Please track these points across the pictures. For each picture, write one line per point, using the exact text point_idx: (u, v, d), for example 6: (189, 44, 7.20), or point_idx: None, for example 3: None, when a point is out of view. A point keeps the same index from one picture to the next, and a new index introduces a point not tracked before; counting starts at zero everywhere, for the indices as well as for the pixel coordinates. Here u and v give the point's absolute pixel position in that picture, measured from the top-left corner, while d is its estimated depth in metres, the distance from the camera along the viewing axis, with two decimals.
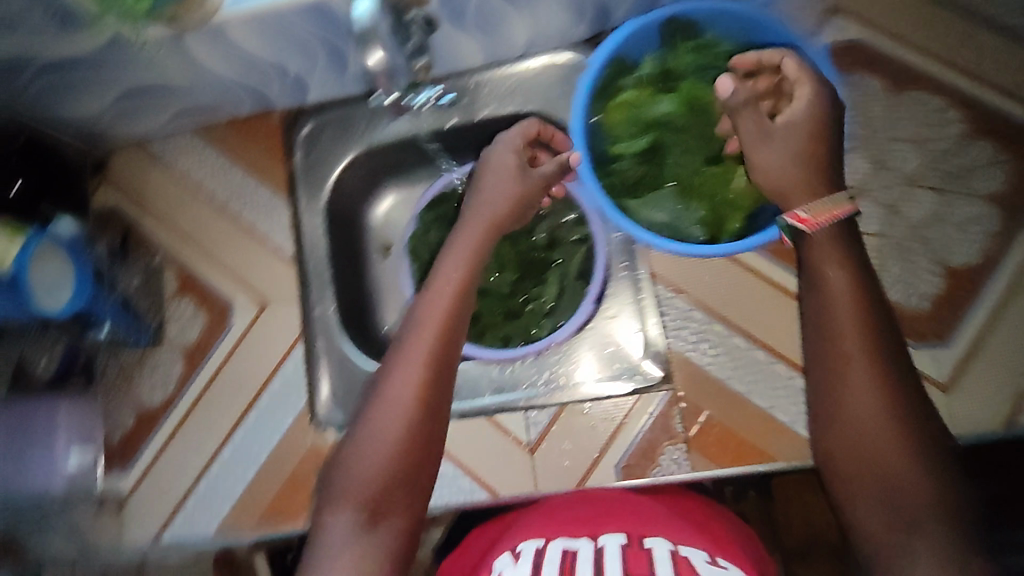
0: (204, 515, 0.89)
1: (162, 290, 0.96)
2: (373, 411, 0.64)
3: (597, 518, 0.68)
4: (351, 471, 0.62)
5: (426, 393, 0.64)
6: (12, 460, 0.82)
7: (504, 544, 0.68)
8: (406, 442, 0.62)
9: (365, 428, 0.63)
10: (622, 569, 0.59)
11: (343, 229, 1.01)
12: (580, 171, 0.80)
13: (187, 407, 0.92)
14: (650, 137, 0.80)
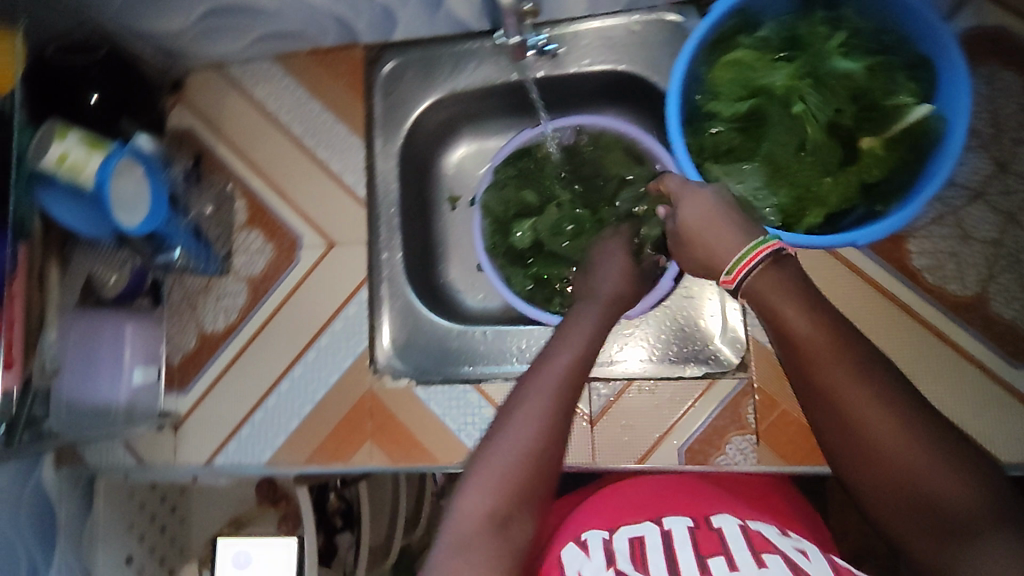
0: (258, 445, 0.90)
1: (231, 218, 0.95)
2: (511, 425, 0.59)
3: (655, 505, 0.67)
4: (468, 508, 0.55)
5: (552, 439, 0.58)
6: (78, 370, 0.80)
7: (564, 537, 0.65)
8: (531, 488, 0.56)
9: (485, 466, 0.57)
10: (699, 552, 0.56)
11: (416, 175, 0.99)
12: (670, 127, 0.69)
13: (248, 336, 0.92)
14: (753, 104, 0.69)
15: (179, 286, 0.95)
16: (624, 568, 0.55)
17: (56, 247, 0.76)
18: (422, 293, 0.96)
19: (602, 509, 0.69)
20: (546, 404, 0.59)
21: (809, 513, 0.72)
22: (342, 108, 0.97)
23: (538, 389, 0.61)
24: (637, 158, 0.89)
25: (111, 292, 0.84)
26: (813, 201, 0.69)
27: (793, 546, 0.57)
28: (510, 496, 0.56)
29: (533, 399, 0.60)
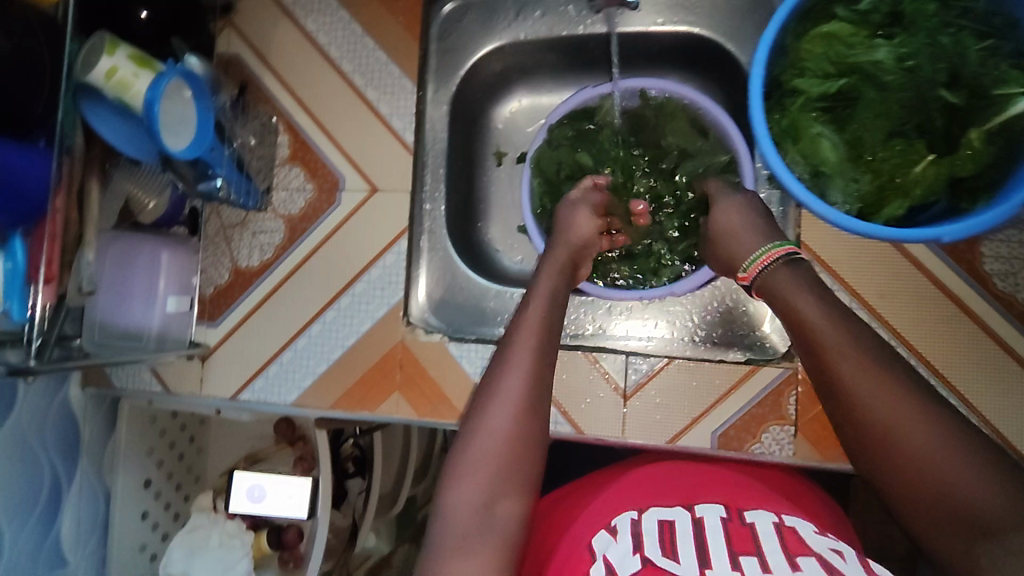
0: (284, 385, 0.89)
1: (274, 152, 0.91)
2: (484, 412, 0.61)
3: (687, 494, 0.68)
4: (462, 468, 0.60)
5: (530, 396, 0.62)
6: (113, 290, 0.80)
7: (593, 519, 0.66)
8: (515, 442, 0.60)
9: (472, 430, 0.61)
10: (725, 541, 0.57)
11: (465, 125, 0.97)
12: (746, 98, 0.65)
13: (282, 275, 0.90)
14: (844, 83, 0.66)
15: (216, 219, 0.93)
16: (650, 555, 0.55)
17: (97, 165, 0.74)
18: (459, 248, 0.94)
19: (628, 498, 0.70)
20: (517, 384, 0.62)
21: (830, 508, 0.73)
22: (397, 47, 0.90)
23: (507, 372, 0.63)
24: (700, 128, 0.86)
25: (150, 219, 0.85)
26: (893, 192, 0.66)
27: (829, 546, 0.57)
28: (492, 480, 0.59)
29: (506, 381, 0.62)
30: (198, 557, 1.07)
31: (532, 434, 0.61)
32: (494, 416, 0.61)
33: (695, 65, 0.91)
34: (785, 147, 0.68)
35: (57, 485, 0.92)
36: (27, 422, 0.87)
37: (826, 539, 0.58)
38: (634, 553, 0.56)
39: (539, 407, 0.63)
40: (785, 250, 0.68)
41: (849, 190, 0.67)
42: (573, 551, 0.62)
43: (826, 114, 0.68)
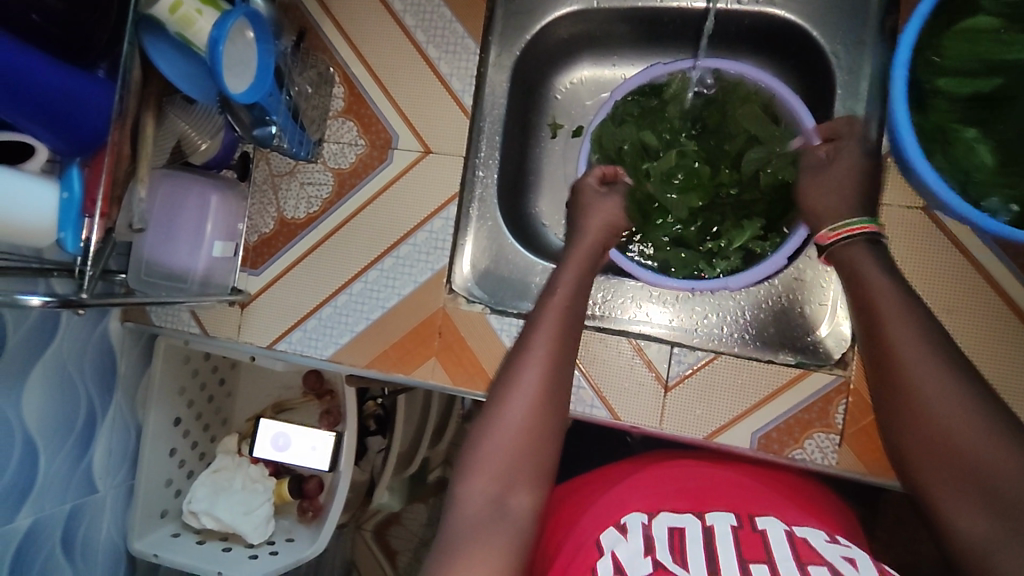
0: (321, 339, 0.89)
1: (328, 104, 0.89)
2: (502, 403, 0.60)
3: (698, 498, 0.67)
4: (483, 446, 0.58)
5: (552, 380, 0.61)
6: (159, 229, 0.80)
7: (603, 515, 0.64)
8: (534, 426, 0.59)
9: (493, 410, 0.60)
10: (736, 552, 0.55)
11: (526, 92, 0.94)
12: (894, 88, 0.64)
13: (327, 231, 0.89)
14: (997, 82, 0.66)
15: (266, 166, 0.91)
16: (660, 559, 0.54)
17: (154, 101, 0.71)
18: (509, 221, 0.92)
19: (641, 495, 0.68)
20: (537, 375, 0.60)
21: (851, 522, 0.71)
22: (462, 5, 0.87)
23: (526, 362, 0.61)
24: (773, 116, 0.82)
25: (201, 159, 0.84)
26: None
27: (841, 555, 0.55)
28: (506, 472, 0.57)
29: (524, 372, 0.61)
30: (221, 498, 1.10)
31: (547, 428, 0.60)
32: (510, 407, 0.59)
33: (775, 49, 0.86)
34: (934, 150, 0.68)
35: (92, 414, 0.94)
36: (67, 351, 0.88)
37: (838, 548, 0.57)
38: (645, 555, 0.55)
39: (557, 401, 0.61)
40: (866, 227, 0.64)
41: (997, 189, 0.66)
42: (579, 544, 0.61)
43: (965, 115, 0.68)
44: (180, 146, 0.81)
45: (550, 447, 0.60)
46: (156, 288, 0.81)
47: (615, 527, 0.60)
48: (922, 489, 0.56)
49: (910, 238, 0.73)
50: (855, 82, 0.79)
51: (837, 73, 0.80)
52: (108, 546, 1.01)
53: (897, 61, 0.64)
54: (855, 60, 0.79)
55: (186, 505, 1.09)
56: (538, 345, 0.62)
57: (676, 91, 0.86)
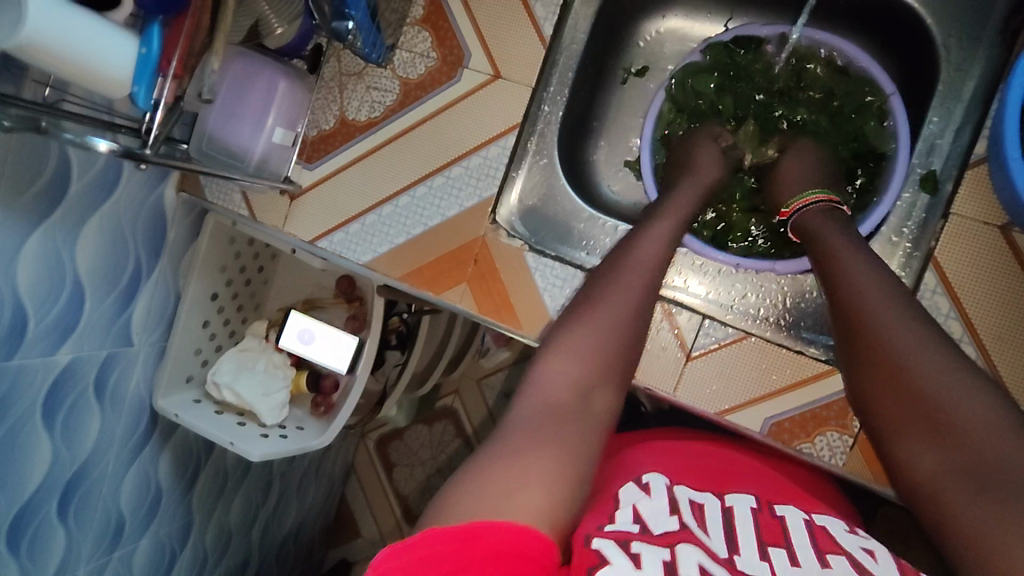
0: (365, 244, 0.90)
1: (407, 10, 0.87)
2: (552, 347, 0.58)
3: (719, 480, 0.66)
4: (533, 387, 0.56)
5: (611, 343, 0.58)
6: (226, 106, 0.82)
7: (622, 471, 0.65)
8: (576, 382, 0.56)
9: (545, 361, 0.57)
10: (755, 534, 0.55)
11: (611, 32, 0.90)
12: (1011, 97, 0.59)
13: (385, 138, 0.89)
14: None
15: (336, 63, 0.91)
16: (686, 521, 0.55)
17: None
18: (565, 164, 0.91)
19: (661, 462, 0.66)
20: (593, 330, 0.58)
21: (851, 513, 0.70)
22: None
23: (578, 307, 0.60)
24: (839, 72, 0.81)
25: (275, 45, 0.84)
26: None
27: (860, 545, 0.54)
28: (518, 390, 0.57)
29: (582, 327, 0.58)
30: (244, 375, 1.15)
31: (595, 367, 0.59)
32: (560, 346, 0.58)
33: (880, 32, 0.81)
34: None
35: (137, 272, 0.98)
36: (124, 207, 0.92)
37: (858, 538, 0.56)
38: (669, 513, 0.55)
39: (608, 365, 0.57)
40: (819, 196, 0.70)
41: None
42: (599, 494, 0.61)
43: None
44: (257, 28, 0.80)
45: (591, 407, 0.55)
46: (212, 160, 0.84)
47: (637, 483, 0.59)
48: (887, 429, 0.56)
49: (980, 257, 0.69)
50: (961, 81, 0.73)
51: (943, 67, 0.74)
52: (135, 398, 1.07)
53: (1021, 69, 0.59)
54: (967, 58, 0.73)
55: (211, 376, 1.15)
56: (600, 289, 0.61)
57: (767, 57, 0.84)
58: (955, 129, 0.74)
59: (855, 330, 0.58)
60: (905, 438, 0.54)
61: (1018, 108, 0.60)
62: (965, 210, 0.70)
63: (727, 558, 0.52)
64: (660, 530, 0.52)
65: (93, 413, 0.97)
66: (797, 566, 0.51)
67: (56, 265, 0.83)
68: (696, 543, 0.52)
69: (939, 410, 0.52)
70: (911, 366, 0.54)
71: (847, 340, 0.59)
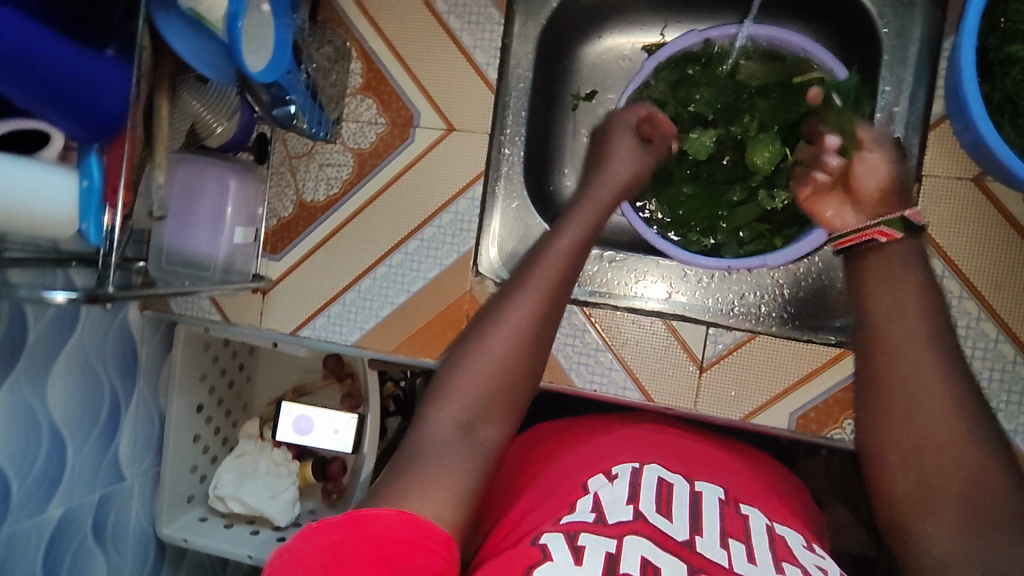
0: (348, 324, 0.87)
1: (345, 80, 0.85)
2: (480, 337, 0.61)
3: (693, 465, 0.66)
4: (468, 372, 0.58)
5: (536, 327, 0.61)
6: (181, 219, 0.78)
7: (594, 462, 0.65)
8: (509, 369, 0.59)
9: (477, 348, 0.60)
10: (720, 528, 0.56)
11: (552, 63, 0.90)
12: (962, 55, 0.60)
13: (348, 214, 0.87)
14: None
15: (283, 147, 0.89)
16: (643, 508, 0.56)
17: (166, 83, 0.68)
18: (535, 201, 0.89)
19: (628, 449, 0.67)
20: (523, 319, 0.61)
21: (802, 499, 0.73)
22: None
23: (515, 306, 0.62)
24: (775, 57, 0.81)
25: (218, 142, 0.82)
26: None
27: (814, 562, 0.55)
28: (483, 403, 0.58)
29: (509, 315, 0.61)
30: (247, 482, 1.10)
31: (523, 366, 0.60)
32: (492, 343, 0.60)
33: (816, 13, 0.82)
34: (1001, 124, 0.62)
35: (116, 403, 0.93)
36: (89, 341, 0.86)
37: (813, 556, 0.57)
38: (627, 502, 0.56)
39: (534, 348, 0.61)
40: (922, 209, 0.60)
41: None
42: (569, 484, 0.62)
43: None
44: (195, 130, 0.78)
45: (518, 392, 0.60)
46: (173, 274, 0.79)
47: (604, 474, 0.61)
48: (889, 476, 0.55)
49: (961, 214, 0.71)
50: (904, 47, 0.74)
51: (884, 37, 0.75)
52: (138, 532, 1.01)
53: (966, 29, 0.59)
54: (905, 23, 0.74)
55: (213, 490, 1.09)
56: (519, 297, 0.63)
57: (720, 57, 0.84)
58: (908, 94, 0.75)
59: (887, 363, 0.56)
60: (901, 479, 0.54)
61: (971, 64, 0.60)
62: (937, 170, 0.71)
63: (687, 541, 0.53)
64: (615, 519, 0.54)
65: (98, 558, 0.92)
66: (753, 562, 0.53)
67: (28, 419, 0.78)
68: (646, 533, 0.53)
69: (950, 473, 0.52)
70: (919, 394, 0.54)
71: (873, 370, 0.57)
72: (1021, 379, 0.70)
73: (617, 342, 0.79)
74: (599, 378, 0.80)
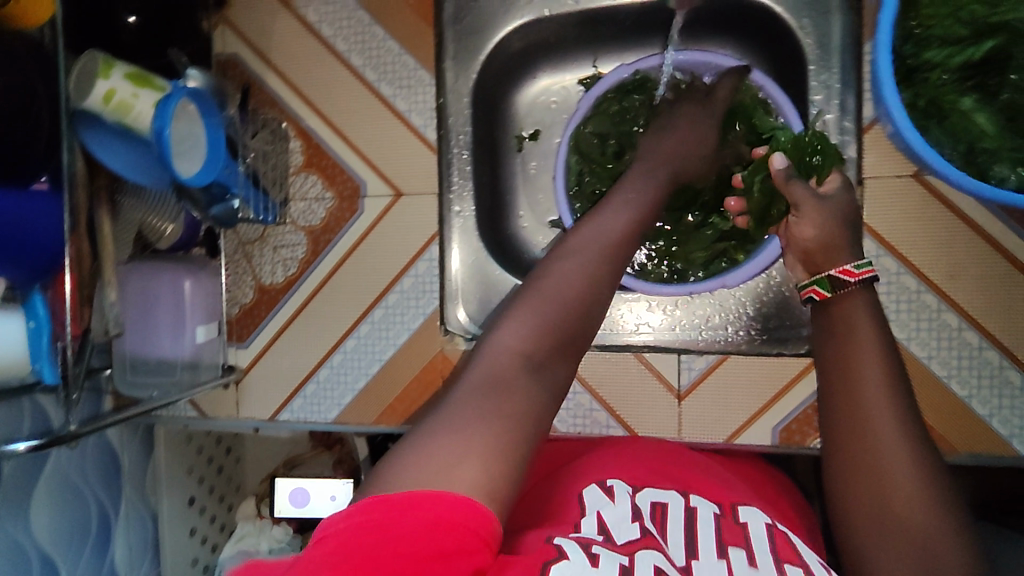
0: (326, 400, 0.86)
1: (286, 160, 0.85)
2: (538, 285, 0.55)
3: (685, 478, 0.66)
4: (525, 316, 0.53)
5: (594, 288, 0.56)
6: (142, 326, 0.77)
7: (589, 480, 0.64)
8: (569, 327, 0.54)
9: (534, 296, 0.55)
10: (717, 537, 0.56)
11: (490, 111, 0.90)
12: (879, 68, 0.60)
13: (309, 292, 0.86)
14: (992, 47, 0.59)
15: (234, 235, 0.88)
16: (648, 525, 0.55)
17: (106, 196, 0.70)
18: (492, 248, 0.88)
19: (628, 463, 0.67)
20: (582, 272, 0.56)
21: (792, 497, 0.74)
22: (409, 36, 0.82)
23: (573, 257, 0.57)
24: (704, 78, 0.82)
25: (168, 245, 0.80)
26: None
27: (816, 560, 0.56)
28: (542, 357, 0.52)
29: (569, 264, 0.56)
30: None
31: (582, 325, 0.55)
32: (552, 292, 0.55)
33: (738, 31, 0.83)
34: (929, 128, 0.62)
35: (104, 515, 0.91)
36: (67, 462, 0.85)
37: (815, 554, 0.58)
38: (632, 520, 0.55)
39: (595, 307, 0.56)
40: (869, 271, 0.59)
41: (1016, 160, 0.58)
42: (567, 506, 0.61)
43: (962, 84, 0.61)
44: (144, 234, 0.78)
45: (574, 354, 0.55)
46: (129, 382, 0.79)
47: (602, 489, 0.60)
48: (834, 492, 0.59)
49: (908, 212, 0.72)
50: (827, 53, 0.75)
51: (807, 47, 0.76)
52: None
53: (880, 42, 0.59)
54: (823, 31, 0.75)
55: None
56: (573, 264, 0.56)
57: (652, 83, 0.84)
58: (838, 99, 0.76)
59: (842, 381, 0.58)
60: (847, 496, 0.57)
61: (890, 75, 0.60)
62: (880, 171, 0.72)
63: (690, 563, 0.52)
64: (623, 539, 0.53)
65: None
66: (755, 566, 0.52)
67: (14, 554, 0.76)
68: (656, 548, 0.52)
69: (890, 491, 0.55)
70: (869, 405, 0.57)
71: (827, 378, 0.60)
72: (989, 363, 0.71)
73: (594, 382, 0.80)
74: (581, 419, 0.80)
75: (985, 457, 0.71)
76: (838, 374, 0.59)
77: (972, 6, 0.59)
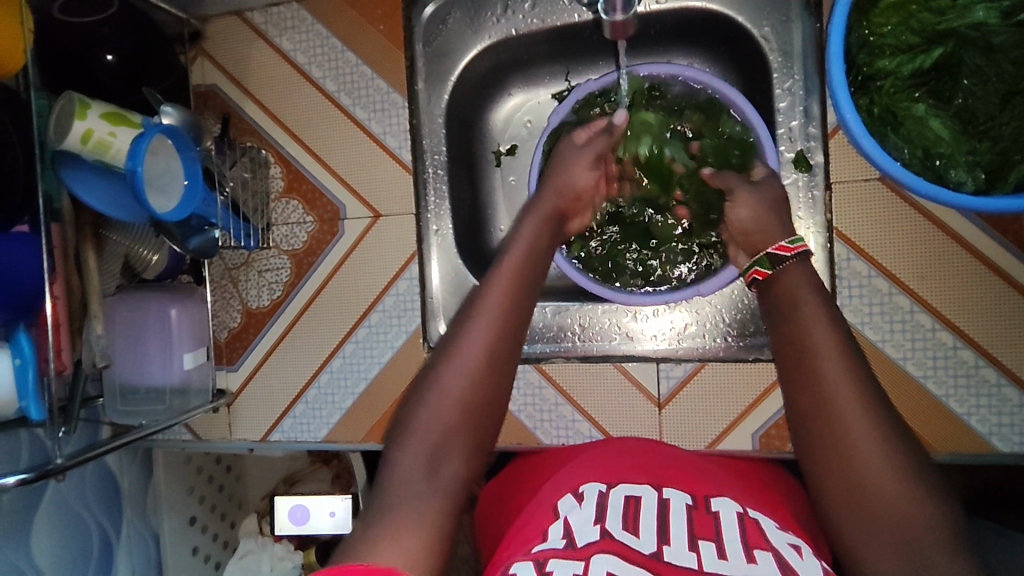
0: (316, 419, 0.88)
1: (267, 186, 0.87)
2: (445, 356, 0.62)
3: (664, 472, 0.65)
4: (428, 394, 0.60)
5: (496, 349, 0.62)
6: (128, 351, 0.79)
7: (561, 488, 0.63)
8: (473, 393, 0.60)
9: (443, 369, 0.61)
10: (688, 530, 0.55)
11: (465, 128, 0.91)
12: (834, 79, 0.60)
13: (294, 313, 0.88)
14: (940, 53, 0.61)
15: (219, 262, 0.90)
16: (610, 527, 0.54)
17: (91, 232, 0.72)
18: (472, 263, 0.89)
19: (601, 465, 0.66)
20: (484, 330, 0.62)
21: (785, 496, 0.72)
22: (381, 61, 0.84)
23: (476, 318, 0.63)
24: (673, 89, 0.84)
25: (154, 273, 0.82)
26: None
27: (788, 541, 0.55)
28: (448, 430, 0.58)
29: (472, 328, 0.63)
30: None
31: (488, 387, 0.61)
32: (455, 360, 0.61)
33: (702, 41, 0.84)
34: (886, 135, 0.63)
35: (105, 538, 0.93)
36: (67, 487, 0.87)
37: (786, 534, 0.56)
38: (594, 523, 0.55)
39: (500, 362, 0.63)
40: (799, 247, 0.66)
41: (969, 162, 0.60)
42: (541, 514, 0.60)
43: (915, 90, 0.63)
44: (130, 263, 0.79)
45: (485, 418, 0.61)
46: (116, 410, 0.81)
47: (571, 495, 0.59)
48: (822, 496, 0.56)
49: (877, 213, 0.72)
50: (791, 60, 0.76)
51: (770, 55, 0.77)
52: None
53: (832, 52, 0.59)
54: (786, 39, 0.76)
55: None
56: (476, 325, 0.63)
57: None
58: (802, 105, 0.76)
59: (801, 377, 0.59)
60: (830, 494, 0.55)
61: (844, 84, 0.60)
62: (845, 174, 0.73)
63: (656, 552, 0.52)
64: (582, 542, 0.52)
65: None
66: (725, 558, 0.51)
67: None
68: (614, 551, 0.51)
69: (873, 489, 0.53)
70: (837, 404, 0.56)
71: (789, 376, 0.60)
72: (965, 363, 0.71)
73: (575, 393, 0.81)
74: (563, 430, 0.82)
75: (964, 456, 0.72)
76: (798, 372, 0.59)
77: (921, 14, 0.60)
